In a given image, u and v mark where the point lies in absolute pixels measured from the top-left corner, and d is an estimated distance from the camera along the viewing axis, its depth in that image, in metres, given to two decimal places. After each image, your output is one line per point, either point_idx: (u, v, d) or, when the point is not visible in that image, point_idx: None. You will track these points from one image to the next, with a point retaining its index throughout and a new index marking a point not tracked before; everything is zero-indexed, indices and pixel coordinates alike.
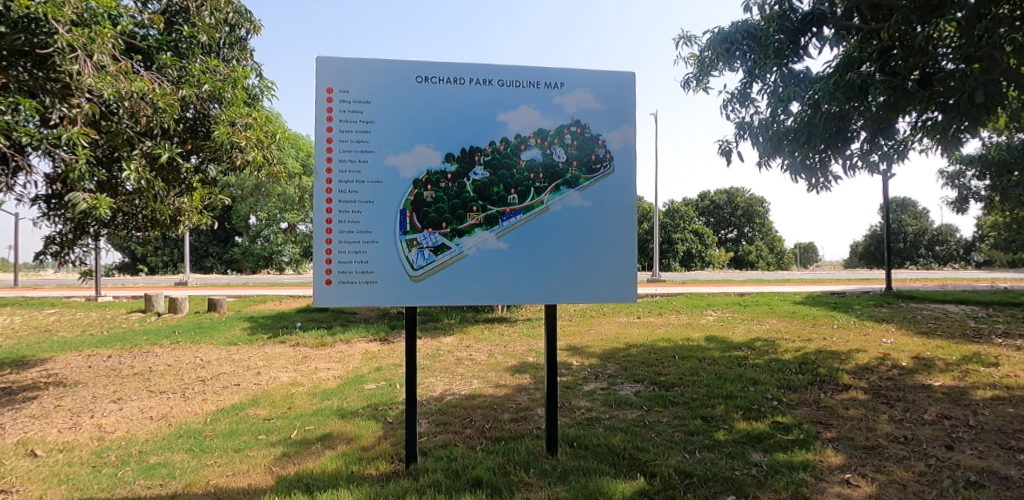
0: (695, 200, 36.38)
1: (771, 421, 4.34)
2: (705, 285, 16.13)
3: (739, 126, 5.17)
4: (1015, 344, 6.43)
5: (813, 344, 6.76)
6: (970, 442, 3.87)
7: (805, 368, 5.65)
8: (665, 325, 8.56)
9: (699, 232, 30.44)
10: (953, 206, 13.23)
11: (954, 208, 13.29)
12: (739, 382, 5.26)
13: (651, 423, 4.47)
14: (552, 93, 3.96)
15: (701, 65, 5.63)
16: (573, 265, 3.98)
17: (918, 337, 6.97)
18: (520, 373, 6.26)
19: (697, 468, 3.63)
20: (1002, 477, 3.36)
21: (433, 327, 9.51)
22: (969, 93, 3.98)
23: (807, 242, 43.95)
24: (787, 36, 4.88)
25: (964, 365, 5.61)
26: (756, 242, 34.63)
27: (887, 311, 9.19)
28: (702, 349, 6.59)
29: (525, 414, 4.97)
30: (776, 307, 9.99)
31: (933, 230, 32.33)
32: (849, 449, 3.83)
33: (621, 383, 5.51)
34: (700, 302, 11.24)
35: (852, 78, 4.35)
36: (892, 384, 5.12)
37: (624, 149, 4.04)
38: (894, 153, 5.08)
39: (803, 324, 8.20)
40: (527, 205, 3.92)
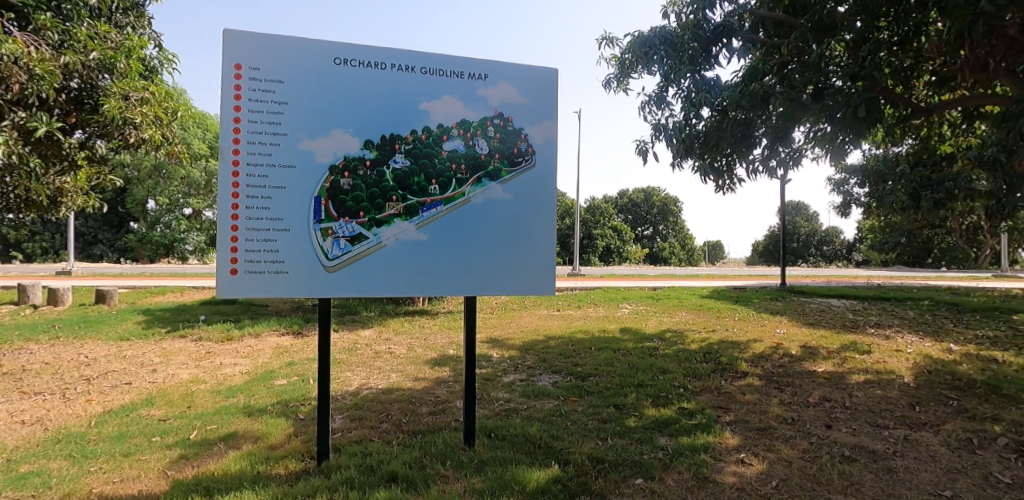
0: (614, 198, 38.15)
1: (677, 407, 4.60)
2: (621, 279, 16.85)
3: (655, 127, 5.36)
4: (884, 333, 7.25)
5: (716, 334, 7.26)
6: (846, 421, 4.30)
7: (709, 357, 6.05)
8: (584, 317, 8.83)
9: (618, 229, 31.61)
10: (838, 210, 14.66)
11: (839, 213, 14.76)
12: (650, 372, 5.51)
13: (567, 412, 4.59)
14: (475, 84, 3.94)
15: (622, 67, 5.81)
16: (492, 259, 3.98)
17: (805, 327, 7.68)
18: (440, 366, 6.20)
19: (608, 454, 3.80)
20: (870, 451, 3.78)
21: (351, 319, 9.18)
22: (853, 109, 4.32)
23: (716, 241, 47.28)
24: (700, 45, 5.02)
25: (843, 352, 6.22)
26: (669, 239, 36.60)
27: (781, 305, 10.03)
28: (617, 341, 6.84)
29: (444, 406, 4.93)
30: (685, 301, 10.58)
31: (821, 231, 35.88)
32: (745, 431, 4.15)
33: (539, 374, 5.59)
34: (617, 295, 11.70)
35: (754, 88, 4.61)
36: (783, 370, 5.58)
37: (546, 144, 4.10)
38: (790, 160, 5.46)
39: (708, 316, 8.77)
40: (447, 196, 3.88)
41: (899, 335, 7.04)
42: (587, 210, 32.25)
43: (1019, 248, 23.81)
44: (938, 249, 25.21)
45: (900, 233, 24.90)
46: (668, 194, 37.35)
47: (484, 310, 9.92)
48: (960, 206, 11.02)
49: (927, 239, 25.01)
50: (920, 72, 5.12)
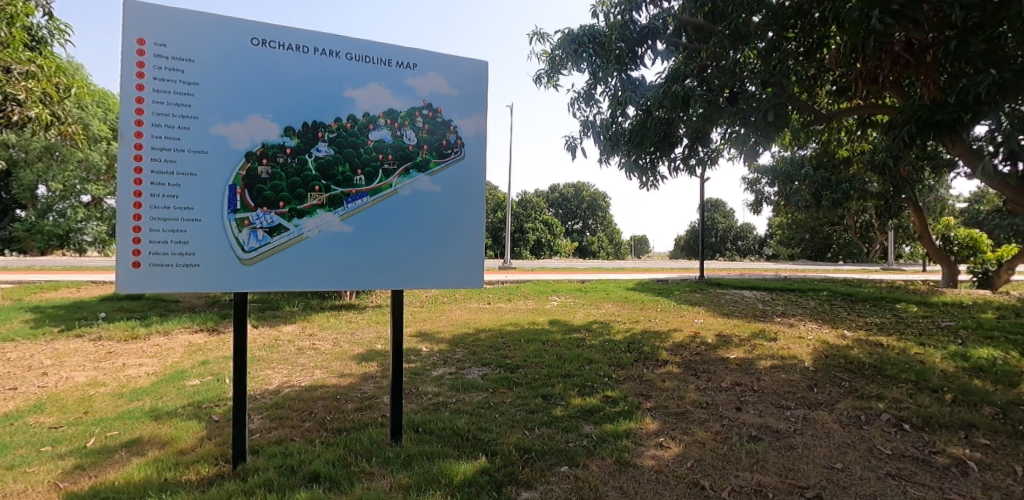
0: (544, 192, 39.23)
1: (601, 396, 4.76)
2: (551, 272, 17.20)
3: (584, 123, 5.49)
4: (788, 321, 7.88)
5: (640, 325, 7.59)
6: (754, 403, 4.63)
7: (632, 347, 6.31)
8: (514, 310, 8.93)
9: (549, 223, 32.26)
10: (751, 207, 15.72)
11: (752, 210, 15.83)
12: (576, 362, 5.66)
13: (496, 404, 4.62)
14: (404, 73, 3.86)
15: (552, 63, 5.91)
16: (420, 251, 3.92)
17: (721, 317, 8.20)
18: (367, 361, 6.05)
19: (535, 444, 3.88)
20: (774, 431, 4.09)
21: (272, 315, 8.74)
22: (764, 113, 4.58)
23: (642, 236, 49.47)
24: (626, 45, 5.19)
25: (754, 339, 6.69)
26: (598, 233, 37.89)
27: (699, 296, 10.64)
28: (546, 333, 6.97)
29: (371, 402, 4.83)
30: (611, 293, 10.96)
31: (737, 227, 38.43)
32: (664, 416, 4.36)
33: (469, 367, 5.60)
34: (547, 288, 11.93)
35: (676, 90, 4.81)
36: (700, 358, 5.92)
37: (476, 136, 4.08)
38: (709, 160, 5.76)
39: (633, 308, 9.15)
40: (373, 187, 3.78)
41: (801, 323, 7.68)
42: (519, 204, 32.82)
43: (902, 244, 26.67)
44: (837, 244, 27.72)
45: (805, 230, 27.12)
46: (596, 190, 38.56)
47: (414, 304, 9.78)
48: (855, 205, 12.15)
49: (828, 235, 27.42)
50: (822, 82, 5.51)
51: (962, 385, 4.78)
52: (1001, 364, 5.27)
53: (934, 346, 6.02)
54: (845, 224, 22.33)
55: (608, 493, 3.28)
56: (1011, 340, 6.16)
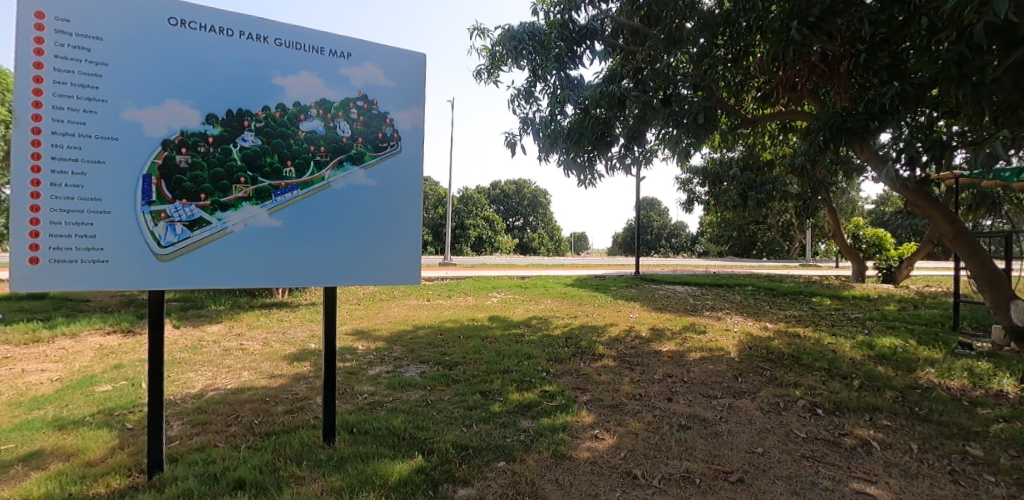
0: (485, 188, 39.76)
1: (539, 391, 4.81)
2: (492, 268, 17.22)
3: (523, 120, 5.51)
4: (716, 314, 8.30)
5: (577, 320, 7.76)
6: (683, 394, 4.83)
7: (570, 341, 6.43)
8: (453, 307, 8.88)
9: (490, 219, 32.34)
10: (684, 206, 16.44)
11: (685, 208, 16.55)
12: (515, 358, 5.70)
13: (433, 402, 4.58)
14: (337, 62, 3.71)
15: (493, 59, 5.91)
16: (354, 248, 3.77)
17: (654, 312, 8.52)
18: (300, 361, 5.82)
19: (472, 440, 3.87)
20: (701, 419, 4.29)
21: (195, 314, 8.23)
22: (695, 115, 4.75)
23: (581, 233, 50.76)
24: (565, 44, 5.25)
25: (685, 332, 7.01)
26: (539, 230, 38.57)
27: (635, 292, 11.01)
28: (485, 329, 6.98)
29: (302, 404, 4.65)
30: (550, 289, 11.12)
31: (671, 225, 40.13)
32: (599, 409, 4.47)
33: (407, 365, 5.51)
34: (488, 284, 11.95)
35: (612, 90, 4.91)
36: (634, 351, 6.12)
37: (413, 130, 3.98)
38: (643, 160, 5.94)
39: (571, 303, 9.33)
40: (304, 180, 3.61)
41: (728, 316, 8.11)
42: (460, 200, 32.87)
43: (818, 242, 28.79)
44: (761, 242, 29.53)
45: (733, 228, 28.68)
46: (537, 186, 39.84)
47: (351, 301, 9.52)
48: (777, 205, 12.98)
49: (753, 233, 29.15)
50: (748, 88, 5.81)
51: (868, 371, 5.20)
52: (900, 351, 5.79)
53: (844, 336, 6.53)
54: (767, 223, 23.80)
55: (544, 486, 3.32)
56: (909, 329, 6.77)
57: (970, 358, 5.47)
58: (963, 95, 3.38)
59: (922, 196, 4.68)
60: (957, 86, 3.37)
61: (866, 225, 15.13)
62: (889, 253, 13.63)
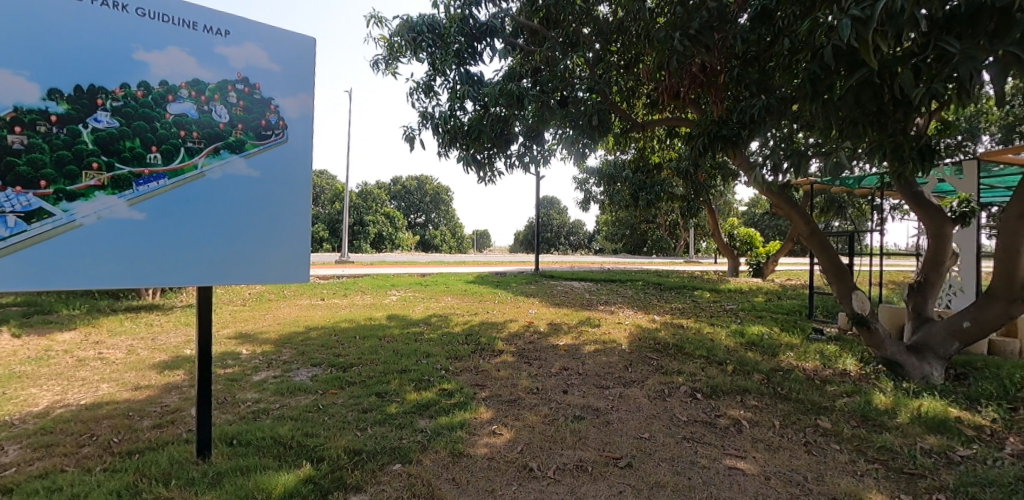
0: (386, 184, 38.83)
1: (437, 389, 4.74)
2: (391, 266, 16.77)
3: (422, 114, 5.40)
4: (609, 308, 8.75)
5: (477, 316, 7.79)
6: (579, 385, 5.01)
7: (470, 338, 6.43)
8: (350, 306, 8.52)
9: (390, 215, 31.57)
10: (581, 205, 17.15)
11: (582, 207, 17.26)
12: (414, 357, 5.58)
13: (325, 406, 4.34)
14: (214, 40, 3.35)
15: (391, 49, 5.74)
16: (232, 244, 3.43)
17: (552, 307, 8.79)
18: (172, 369, 5.25)
19: (367, 444, 3.72)
20: (594, 409, 4.47)
21: (41, 320, 7.13)
22: (589, 117, 4.91)
23: (484, 231, 51.25)
24: (465, 39, 5.22)
25: (580, 326, 7.30)
26: (440, 227, 38.45)
27: (534, 288, 11.29)
28: (382, 328, 6.77)
29: (174, 416, 4.20)
30: (451, 286, 11.06)
31: (569, 224, 41.79)
32: (497, 404, 4.49)
33: (297, 369, 5.19)
34: (386, 282, 11.63)
35: (511, 88, 4.95)
36: (532, 346, 6.25)
37: (302, 119, 3.68)
38: (542, 158, 6.07)
39: (472, 300, 9.36)
40: (173, 168, 3.23)
41: (620, 310, 8.58)
42: (359, 195, 31.71)
43: (698, 241, 31.50)
44: (651, 240, 31.67)
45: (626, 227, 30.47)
46: (439, 183, 39.82)
47: (235, 303, 8.77)
48: (664, 205, 13.95)
49: (643, 233, 31.20)
50: (639, 93, 6.15)
51: (739, 357, 5.74)
52: (766, 338, 6.45)
53: (721, 326, 7.16)
54: (655, 222, 25.59)
55: (441, 486, 3.26)
56: (774, 318, 7.58)
57: (821, 342, 6.24)
58: (816, 109, 3.80)
59: (784, 199, 5.24)
60: (811, 101, 3.76)
61: (739, 225, 16.79)
62: (758, 251, 15.22)
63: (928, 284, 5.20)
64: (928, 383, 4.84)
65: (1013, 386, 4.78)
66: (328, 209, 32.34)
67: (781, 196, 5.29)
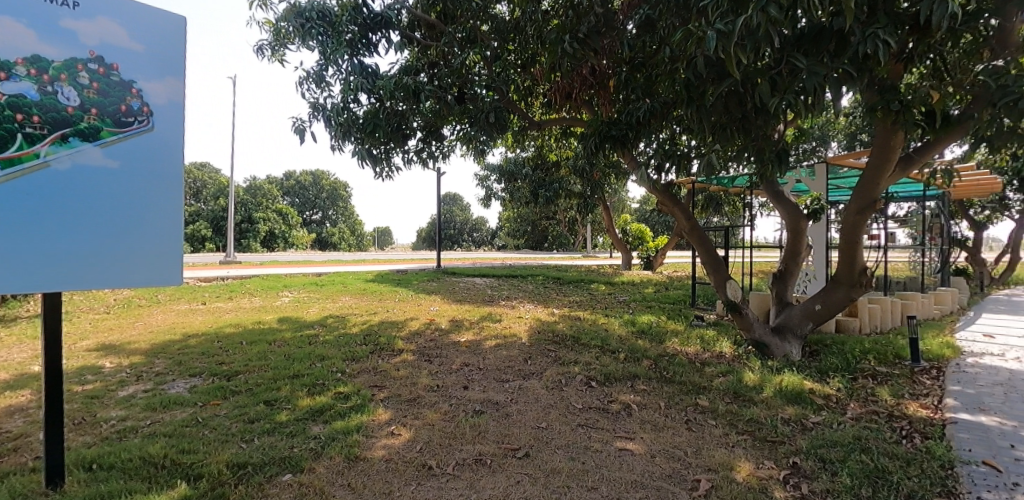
0: (276, 179, 36.60)
1: (332, 393, 4.55)
2: (282, 266, 15.80)
3: (313, 106, 5.14)
4: (510, 303, 8.93)
5: (377, 316, 7.59)
6: (479, 380, 5.06)
7: (368, 338, 6.25)
8: (236, 309, 7.93)
9: (281, 212, 29.86)
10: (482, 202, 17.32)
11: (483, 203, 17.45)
12: (307, 361, 5.31)
13: (205, 419, 3.99)
14: (58, 11, 2.93)
15: (277, 35, 5.40)
16: (87, 245, 3.03)
17: (454, 303, 8.81)
18: (13, 390, 4.55)
19: (253, 456, 3.48)
20: (494, 402, 4.54)
21: None
22: (486, 114, 4.98)
23: (384, 228, 50.08)
24: (358, 30, 5.04)
25: (482, 321, 7.38)
26: (338, 224, 37.07)
27: (436, 284, 11.23)
28: (273, 332, 6.37)
29: (16, 444, 3.64)
30: (349, 286, 10.68)
31: (472, 221, 42.03)
32: (396, 405, 4.41)
33: (172, 381, 4.73)
34: (277, 283, 10.97)
35: (408, 81, 4.85)
36: (432, 344, 6.21)
37: (171, 105, 3.31)
38: (442, 154, 6.05)
39: (372, 299, 9.12)
40: (7, 157, 2.77)
41: (521, 304, 8.79)
42: (247, 191, 29.59)
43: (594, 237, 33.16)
44: (552, 236, 32.76)
45: (527, 224, 31.28)
46: (337, 178, 38.30)
47: (97, 311, 7.79)
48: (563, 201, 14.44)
49: (543, 229, 32.29)
50: (536, 93, 6.32)
51: (630, 345, 6.10)
52: (654, 326, 6.93)
53: (614, 317, 7.57)
54: (554, 218, 26.54)
55: (335, 493, 3.14)
56: (661, 308, 8.17)
57: (702, 327, 6.85)
58: (691, 114, 4.14)
59: (667, 196, 5.65)
60: (687, 106, 4.12)
61: (631, 221, 17.82)
62: (649, 245, 16.30)
63: (787, 273, 5.80)
64: (788, 360, 5.49)
65: (853, 359, 5.56)
66: (212, 206, 29.69)
67: (664, 193, 5.69)
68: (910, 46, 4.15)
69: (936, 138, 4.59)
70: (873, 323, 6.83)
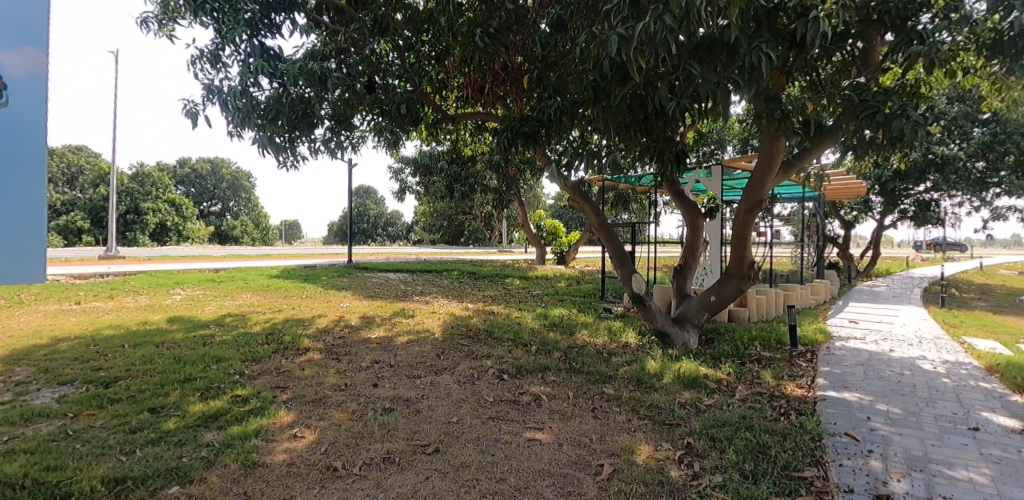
0: (169, 167, 33.62)
1: (229, 397, 4.27)
2: (175, 261, 14.54)
3: (207, 88, 4.79)
4: (424, 298, 8.84)
5: (281, 314, 7.22)
6: (389, 377, 4.97)
7: (271, 338, 5.93)
8: (118, 309, 7.20)
9: (174, 202, 27.60)
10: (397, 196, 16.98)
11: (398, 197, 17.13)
12: (201, 363, 4.95)
13: (77, 432, 3.60)
14: None
15: (164, 9, 4.97)
16: None
17: (366, 299, 8.58)
18: None
19: (135, 469, 3.19)
20: (405, 399, 4.48)
21: None
22: (397, 104, 4.99)
23: (293, 221, 47.61)
24: (258, 9, 4.77)
25: (394, 317, 7.25)
26: (240, 218, 34.86)
27: (347, 280, 10.87)
28: (161, 333, 5.86)
29: None
30: (252, 282, 10.06)
31: (386, 214, 40.97)
32: (300, 406, 4.23)
33: (36, 391, 4.21)
34: (168, 280, 10.09)
35: (314, 67, 4.60)
36: (341, 341, 6.01)
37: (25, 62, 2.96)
38: (352, 145, 5.86)
39: (276, 296, 8.65)
40: None
41: (435, 299, 8.73)
42: (134, 179, 26.91)
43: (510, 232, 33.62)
44: (470, 231, 32.84)
45: (444, 219, 31.08)
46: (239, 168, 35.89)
47: None
48: (479, 196, 14.47)
49: (460, 223, 32.27)
50: (450, 87, 6.28)
51: (542, 338, 6.26)
52: (565, 319, 7.16)
53: (528, 310, 7.73)
54: (470, 214, 26.58)
55: None
56: (573, 301, 8.45)
57: (610, 319, 7.19)
58: (597, 113, 4.33)
59: (578, 193, 5.85)
60: (593, 105, 4.31)
61: (545, 217, 18.24)
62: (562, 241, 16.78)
63: (686, 267, 6.21)
64: (687, 348, 5.90)
65: (742, 346, 6.08)
66: (91, 194, 26.66)
67: (575, 190, 5.90)
68: (791, 61, 4.57)
69: (812, 145, 5.09)
70: (760, 313, 7.51)
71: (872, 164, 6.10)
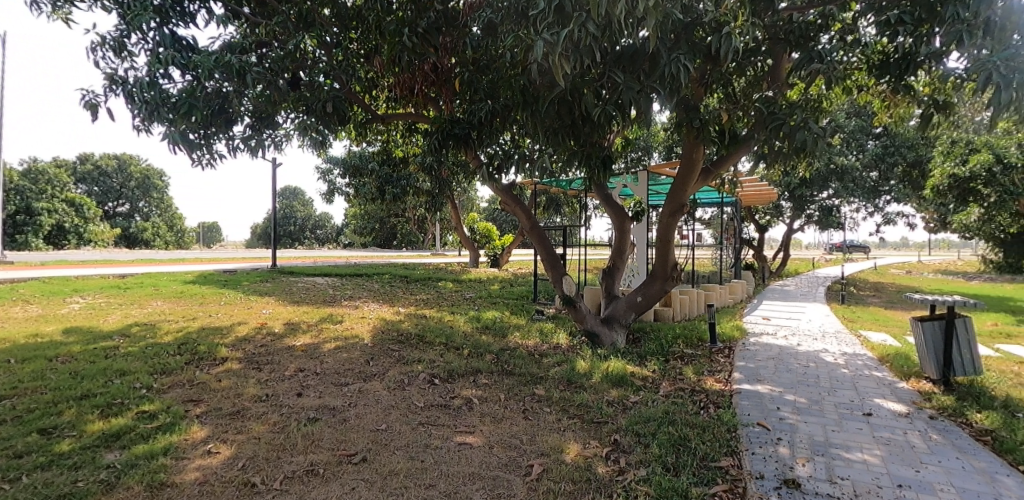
0: (67, 163, 30.69)
1: (133, 413, 3.97)
2: (74, 267, 13.29)
3: (109, 78, 4.42)
4: (353, 303, 8.60)
5: (197, 322, 6.79)
6: (314, 386, 4.80)
7: (184, 348, 5.56)
8: (4, 321, 6.49)
9: (73, 202, 25.25)
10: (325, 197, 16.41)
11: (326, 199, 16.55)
12: (101, 377, 4.57)
13: None
14: None
15: None
16: None
17: (291, 305, 8.23)
18: None
19: (18, 497, 2.89)
20: (331, 408, 4.35)
21: None
22: (323, 103, 4.82)
23: (213, 223, 44.81)
24: None
25: (321, 323, 7.00)
26: (151, 219, 32.43)
27: (270, 285, 10.37)
28: (55, 346, 5.34)
29: None
30: (163, 289, 9.38)
31: (316, 216, 39.44)
32: (215, 420, 4.00)
33: None
34: (64, 287, 9.21)
35: (232, 59, 4.40)
36: (263, 350, 5.74)
37: None
38: (275, 143, 5.59)
39: (191, 303, 8.12)
40: None
41: (365, 304, 8.51)
42: (26, 176, 24.34)
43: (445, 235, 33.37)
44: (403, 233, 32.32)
45: (377, 221, 30.37)
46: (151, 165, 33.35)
47: None
48: (412, 198, 14.28)
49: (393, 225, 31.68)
50: (380, 86, 6.15)
51: (474, 341, 6.27)
52: (498, 322, 7.20)
53: (460, 314, 7.71)
54: (403, 216, 26.13)
55: None
56: (505, 303, 8.52)
57: (542, 321, 7.31)
58: (527, 116, 4.42)
59: (510, 196, 5.92)
60: (523, 108, 4.40)
61: (480, 219, 18.27)
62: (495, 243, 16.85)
63: (615, 268, 6.43)
64: (615, 347, 6.11)
65: (667, 344, 6.37)
66: None
67: (507, 194, 5.96)
68: (708, 74, 4.85)
69: (728, 153, 5.42)
70: (684, 312, 7.90)
71: (782, 172, 6.58)
